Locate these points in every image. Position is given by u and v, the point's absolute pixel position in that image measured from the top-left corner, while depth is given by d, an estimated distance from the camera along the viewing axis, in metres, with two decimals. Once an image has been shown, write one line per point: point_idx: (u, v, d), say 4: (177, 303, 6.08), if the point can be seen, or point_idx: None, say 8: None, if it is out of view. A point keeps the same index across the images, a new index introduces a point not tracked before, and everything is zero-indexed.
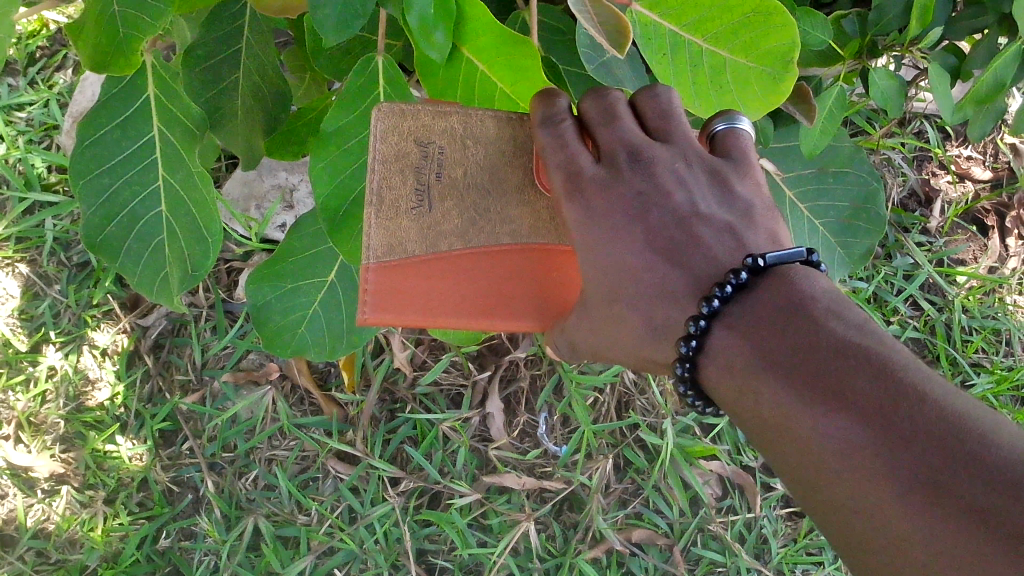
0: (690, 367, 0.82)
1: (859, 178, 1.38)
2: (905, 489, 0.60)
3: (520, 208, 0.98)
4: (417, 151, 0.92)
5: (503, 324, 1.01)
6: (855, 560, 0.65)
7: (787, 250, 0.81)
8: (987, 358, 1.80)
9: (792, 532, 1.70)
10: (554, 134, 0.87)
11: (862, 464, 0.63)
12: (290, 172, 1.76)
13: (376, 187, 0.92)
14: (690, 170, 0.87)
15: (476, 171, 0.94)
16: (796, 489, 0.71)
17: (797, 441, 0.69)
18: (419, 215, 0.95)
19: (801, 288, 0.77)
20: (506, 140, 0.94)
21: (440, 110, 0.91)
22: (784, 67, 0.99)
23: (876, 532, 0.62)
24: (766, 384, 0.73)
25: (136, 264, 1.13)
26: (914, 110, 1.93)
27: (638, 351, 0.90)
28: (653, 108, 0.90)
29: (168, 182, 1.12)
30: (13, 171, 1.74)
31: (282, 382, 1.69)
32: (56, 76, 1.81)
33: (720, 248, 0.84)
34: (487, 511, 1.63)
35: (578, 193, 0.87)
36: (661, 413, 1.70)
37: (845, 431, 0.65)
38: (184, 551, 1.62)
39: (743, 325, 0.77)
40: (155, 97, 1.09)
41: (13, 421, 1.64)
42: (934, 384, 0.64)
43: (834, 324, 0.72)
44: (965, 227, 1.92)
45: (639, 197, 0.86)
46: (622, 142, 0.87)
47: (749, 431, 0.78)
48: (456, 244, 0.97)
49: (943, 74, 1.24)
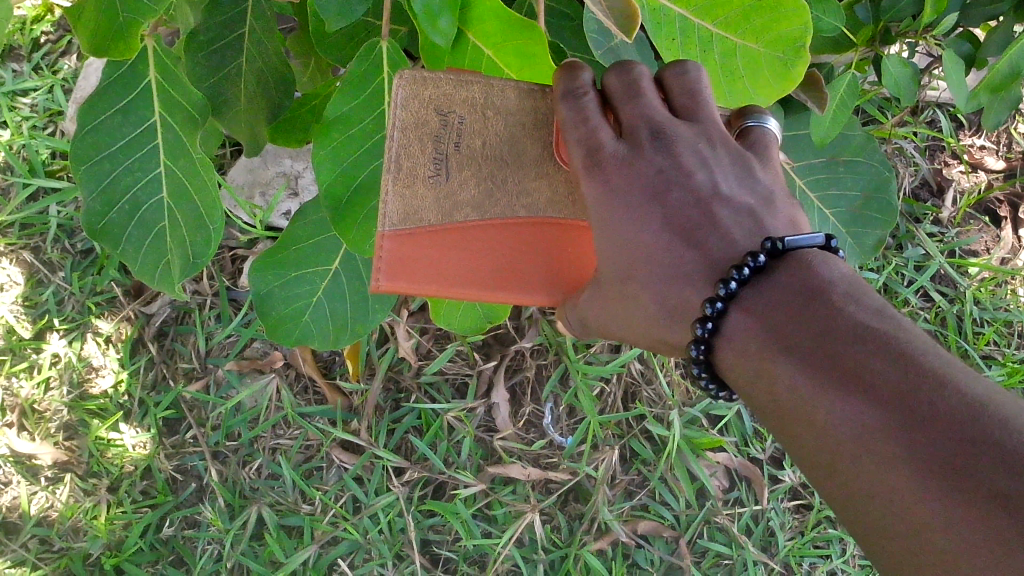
0: (705, 349, 0.81)
1: (872, 166, 1.36)
2: (923, 473, 0.59)
3: (537, 180, 0.96)
4: (438, 119, 0.92)
5: (515, 297, 0.99)
6: (870, 546, 0.63)
7: (805, 235, 0.78)
8: (998, 351, 1.78)
9: (800, 524, 1.67)
10: (574, 108, 0.87)
11: (879, 447, 0.62)
12: (295, 159, 1.73)
13: (394, 154, 0.91)
14: (714, 152, 0.86)
15: (496, 142, 0.93)
16: (810, 474, 0.69)
17: (813, 425, 0.68)
18: (436, 183, 0.94)
19: (819, 272, 0.75)
20: (528, 112, 0.93)
21: (462, 80, 0.91)
22: (796, 52, 0.97)
23: (893, 518, 0.60)
24: (781, 366, 0.72)
25: (137, 251, 1.12)
26: (928, 98, 1.90)
27: (650, 332, 0.88)
28: (680, 85, 0.89)
29: (168, 168, 1.10)
30: (17, 157, 1.73)
31: (286, 370, 1.68)
32: (61, 62, 1.80)
33: (738, 230, 0.82)
34: (492, 501, 1.61)
35: (597, 169, 0.86)
36: (668, 404, 1.68)
37: (863, 415, 0.64)
38: (187, 540, 1.61)
39: (760, 309, 0.76)
40: (156, 82, 1.07)
41: (16, 408, 1.64)
42: (953, 369, 0.63)
43: (853, 309, 0.70)
44: (977, 218, 1.90)
45: (660, 174, 0.85)
46: (645, 119, 0.86)
47: (763, 416, 0.76)
48: (472, 215, 0.95)
49: (957, 61, 1.21)
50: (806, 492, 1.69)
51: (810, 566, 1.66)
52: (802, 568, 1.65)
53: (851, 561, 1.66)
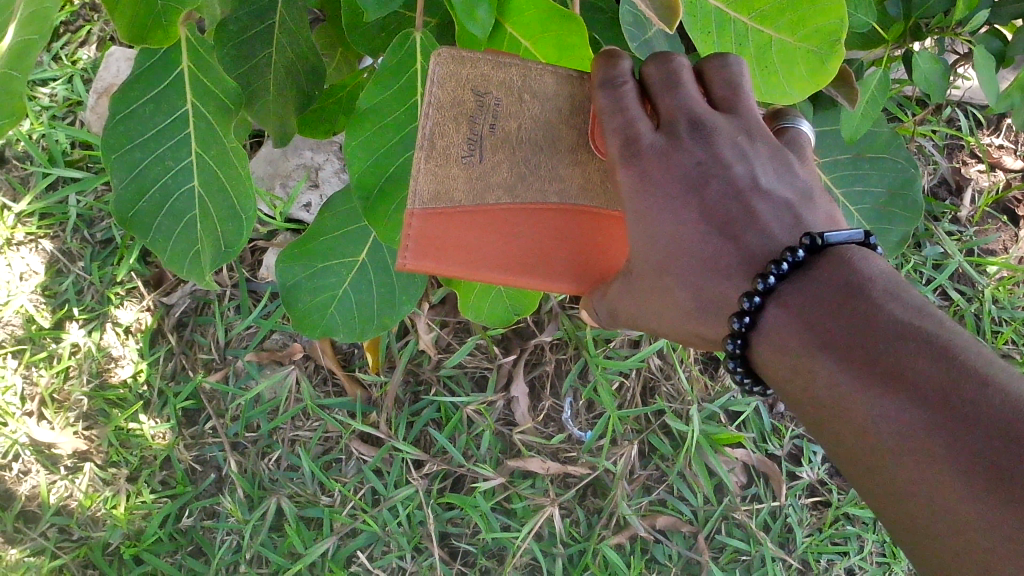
0: (742, 343, 0.81)
1: (898, 164, 1.36)
2: (965, 473, 0.59)
3: (571, 167, 0.96)
4: (473, 101, 0.91)
5: (538, 283, 1.03)
6: (911, 542, 0.64)
7: (845, 231, 0.79)
8: (1017, 350, 1.78)
9: (817, 521, 1.68)
10: (614, 96, 0.85)
11: (922, 445, 0.62)
12: (316, 150, 1.73)
13: (428, 134, 0.91)
14: (753, 145, 0.86)
15: (532, 126, 0.93)
16: (848, 469, 0.70)
17: (853, 422, 0.68)
18: (469, 164, 0.94)
19: (859, 268, 0.75)
20: (564, 98, 0.92)
21: (500, 61, 0.90)
22: (830, 47, 0.96)
23: (936, 519, 0.61)
24: (819, 363, 0.72)
25: (167, 240, 1.13)
26: (949, 97, 1.90)
27: (684, 324, 0.89)
28: (721, 77, 0.89)
29: (201, 158, 1.10)
30: (37, 147, 1.73)
31: (305, 362, 1.68)
32: (80, 51, 1.80)
33: (777, 225, 0.83)
34: (512, 494, 1.62)
35: (634, 160, 0.86)
36: (687, 400, 1.68)
37: (903, 412, 0.64)
38: (206, 530, 1.61)
39: (797, 304, 0.76)
40: (190, 70, 1.07)
41: (36, 397, 1.64)
42: (996, 367, 0.63)
43: (892, 306, 0.70)
44: (995, 217, 1.90)
45: (698, 166, 0.85)
46: (684, 110, 0.86)
47: (799, 410, 0.77)
48: (503, 198, 0.96)
49: (988, 58, 1.22)
50: (824, 489, 1.70)
51: (828, 563, 1.66)
52: (820, 565, 1.65)
53: (869, 558, 1.66)
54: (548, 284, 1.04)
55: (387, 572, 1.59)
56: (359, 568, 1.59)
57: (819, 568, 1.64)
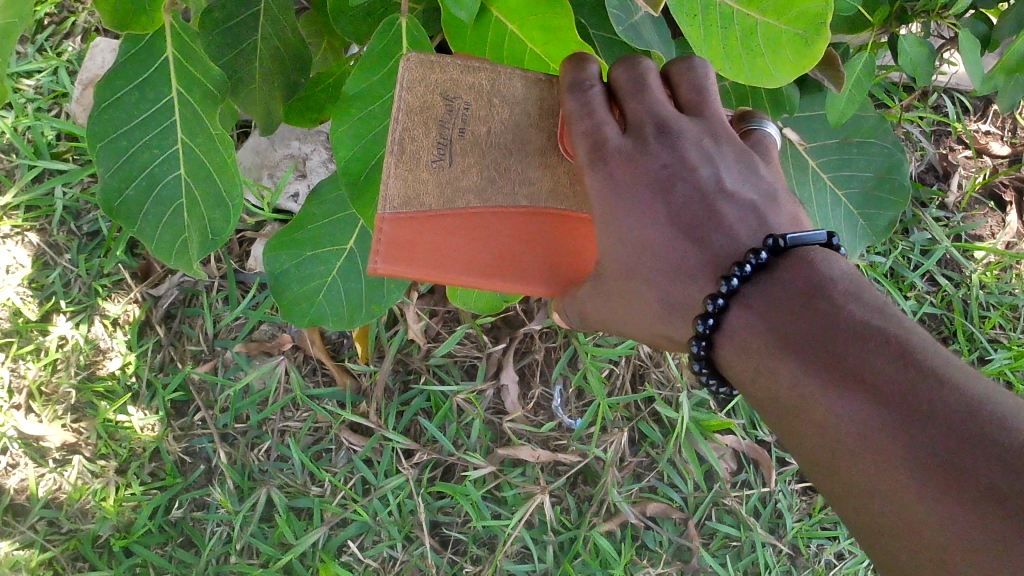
0: (706, 345, 0.84)
1: (882, 148, 1.36)
2: (921, 470, 0.61)
3: (540, 171, 0.98)
4: (442, 104, 0.94)
5: (512, 286, 1.02)
6: (870, 540, 0.65)
7: (807, 233, 0.81)
8: (1004, 334, 1.80)
9: (807, 506, 1.69)
10: (581, 99, 0.90)
11: (879, 444, 0.64)
12: (303, 141, 1.74)
13: (398, 137, 0.93)
14: (718, 147, 0.90)
15: (501, 129, 0.95)
16: (810, 468, 0.72)
17: (814, 422, 0.70)
18: (439, 167, 0.96)
19: (821, 270, 0.77)
20: (533, 100, 0.95)
21: (469, 66, 0.94)
22: (816, 30, 0.89)
23: (894, 516, 0.62)
24: (784, 364, 0.74)
25: (154, 229, 1.12)
26: (935, 83, 1.91)
27: (653, 326, 0.92)
28: (689, 82, 0.94)
29: (186, 145, 1.09)
30: (22, 140, 1.71)
31: (294, 352, 1.68)
32: (65, 43, 1.78)
33: (742, 227, 0.85)
34: (501, 483, 1.62)
35: (601, 162, 0.90)
36: (677, 386, 1.69)
37: (862, 412, 0.66)
38: (197, 521, 1.61)
39: (762, 306, 0.78)
40: (175, 57, 1.05)
41: (24, 390, 1.63)
42: (950, 366, 0.65)
43: (853, 307, 0.72)
44: (982, 203, 1.91)
45: (665, 168, 0.89)
46: (649, 114, 0.90)
47: (765, 411, 0.78)
48: (473, 201, 0.98)
49: (972, 41, 1.23)
50: None
51: (817, 548, 1.67)
52: (809, 550, 1.66)
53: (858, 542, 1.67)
54: (522, 289, 1.03)
55: (378, 562, 1.58)
56: (350, 558, 1.59)
57: (808, 553, 1.66)
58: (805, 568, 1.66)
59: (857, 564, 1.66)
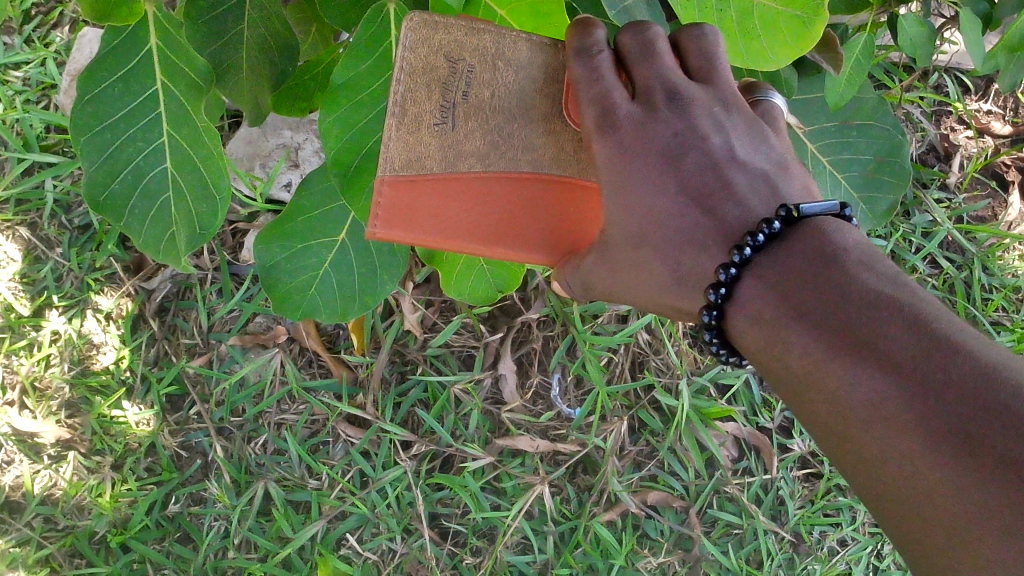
0: (718, 314, 0.82)
1: (884, 131, 1.34)
2: (934, 439, 0.59)
3: (544, 137, 0.96)
4: (446, 66, 0.91)
5: (510, 254, 1.01)
6: (881, 510, 0.64)
7: (821, 203, 0.79)
8: (1007, 317, 1.78)
9: (809, 493, 1.67)
10: (589, 65, 0.87)
11: (892, 414, 0.62)
12: (295, 130, 1.71)
13: (400, 98, 0.90)
14: (729, 116, 0.88)
15: (505, 93, 0.93)
16: (820, 438, 0.70)
17: (825, 391, 0.68)
18: (441, 130, 0.93)
19: (833, 240, 0.75)
20: (540, 66, 0.92)
21: (474, 27, 0.90)
22: (813, 10, 0.84)
23: (905, 485, 0.61)
24: (794, 334, 0.72)
25: (141, 224, 1.10)
26: (937, 62, 1.88)
27: (661, 297, 0.90)
28: (699, 49, 0.90)
29: (171, 138, 1.07)
30: (10, 132, 1.68)
31: (290, 345, 1.66)
32: (53, 34, 1.74)
33: (752, 196, 0.84)
34: (501, 474, 1.61)
35: (610, 130, 0.87)
36: (676, 374, 1.67)
37: (874, 381, 0.64)
38: (194, 516, 1.60)
39: (773, 276, 0.76)
40: (157, 49, 1.03)
41: (17, 386, 1.61)
42: (966, 335, 0.63)
43: (867, 277, 0.70)
44: (984, 183, 1.88)
45: (676, 136, 0.87)
46: (659, 80, 0.88)
47: (775, 383, 0.77)
48: (475, 166, 0.96)
49: (974, 23, 1.20)
50: (816, 461, 1.69)
51: (820, 535, 1.66)
52: (811, 537, 1.65)
53: (860, 528, 1.66)
54: (522, 257, 1.02)
55: (377, 555, 1.58)
56: (349, 551, 1.58)
57: (810, 540, 1.65)
58: (808, 556, 1.65)
59: (860, 550, 1.64)
